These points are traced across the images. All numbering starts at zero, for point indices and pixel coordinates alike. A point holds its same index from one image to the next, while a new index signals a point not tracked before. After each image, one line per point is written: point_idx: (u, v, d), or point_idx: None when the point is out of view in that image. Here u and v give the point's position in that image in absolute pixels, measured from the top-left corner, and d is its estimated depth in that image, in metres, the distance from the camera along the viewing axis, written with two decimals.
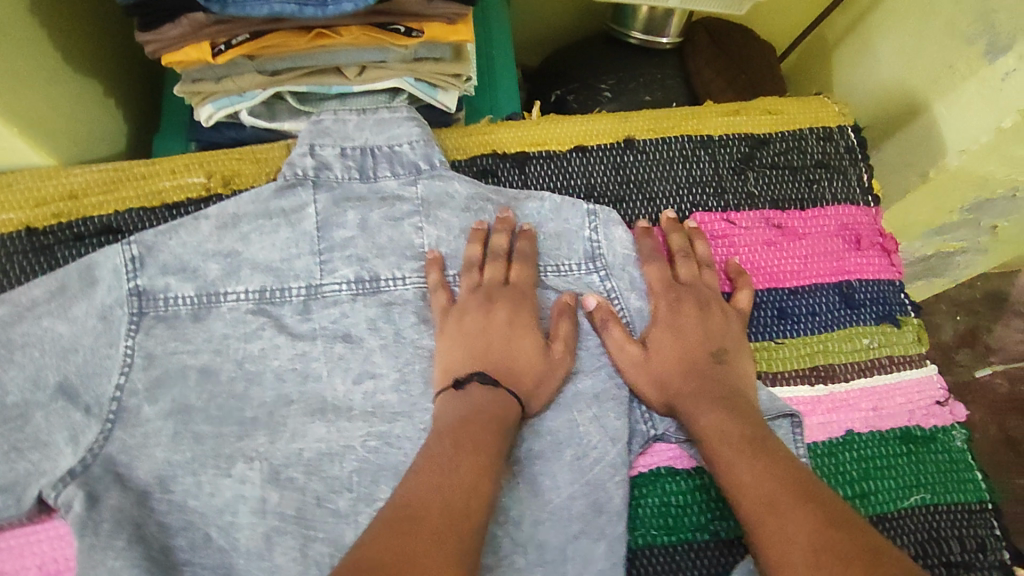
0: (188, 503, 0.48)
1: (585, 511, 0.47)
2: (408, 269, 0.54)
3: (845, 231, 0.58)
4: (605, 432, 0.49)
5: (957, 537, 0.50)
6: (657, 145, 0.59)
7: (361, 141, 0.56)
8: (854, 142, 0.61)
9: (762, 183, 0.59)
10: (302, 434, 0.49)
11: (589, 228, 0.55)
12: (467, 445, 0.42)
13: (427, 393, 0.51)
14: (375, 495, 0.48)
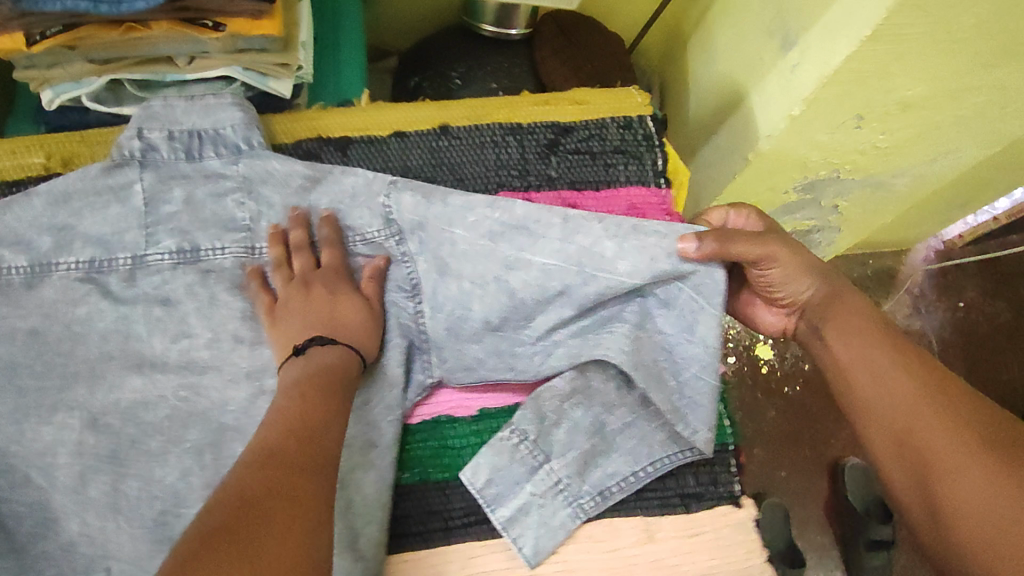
0: (10, 448, 0.52)
1: (358, 446, 0.54)
2: (227, 242, 0.59)
3: (633, 210, 0.65)
4: (386, 379, 0.56)
5: (693, 473, 0.58)
6: (471, 131, 0.65)
7: (189, 125, 0.60)
8: (652, 130, 0.67)
9: (563, 167, 0.65)
10: (118, 386, 0.55)
11: (384, 194, 0.58)
12: (312, 400, 0.46)
13: (236, 350, 0.57)
14: (184, 437, 0.55)
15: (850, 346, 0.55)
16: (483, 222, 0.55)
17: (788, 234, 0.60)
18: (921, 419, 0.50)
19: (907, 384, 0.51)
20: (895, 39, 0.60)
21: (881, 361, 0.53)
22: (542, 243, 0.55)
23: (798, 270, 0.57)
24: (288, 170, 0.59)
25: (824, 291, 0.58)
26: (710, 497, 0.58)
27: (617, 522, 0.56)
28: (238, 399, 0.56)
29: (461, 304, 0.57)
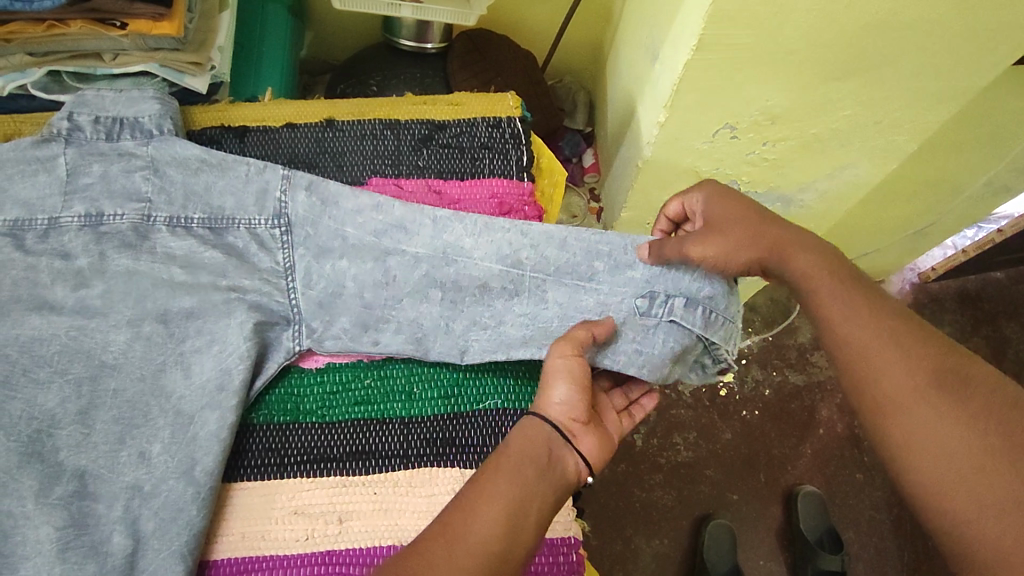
0: None
1: (211, 388, 0.60)
2: (130, 208, 0.67)
3: (493, 199, 0.72)
4: (242, 332, 0.62)
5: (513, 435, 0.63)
6: (353, 125, 0.74)
7: (114, 112, 0.70)
8: (519, 130, 0.75)
9: (433, 158, 0.73)
10: (20, 322, 0.63)
11: (280, 190, 0.68)
12: (530, 464, 0.52)
13: (123, 300, 0.64)
14: (68, 369, 0.61)
15: (819, 293, 0.56)
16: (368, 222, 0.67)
17: (728, 203, 0.63)
18: (888, 366, 0.51)
19: (871, 324, 0.53)
20: (723, 49, 0.69)
21: (857, 305, 0.54)
22: (416, 240, 0.66)
23: (732, 247, 0.60)
24: (185, 154, 0.69)
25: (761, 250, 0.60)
26: None
27: (433, 472, 0.60)
28: (117, 342, 0.63)
29: (335, 280, 0.65)
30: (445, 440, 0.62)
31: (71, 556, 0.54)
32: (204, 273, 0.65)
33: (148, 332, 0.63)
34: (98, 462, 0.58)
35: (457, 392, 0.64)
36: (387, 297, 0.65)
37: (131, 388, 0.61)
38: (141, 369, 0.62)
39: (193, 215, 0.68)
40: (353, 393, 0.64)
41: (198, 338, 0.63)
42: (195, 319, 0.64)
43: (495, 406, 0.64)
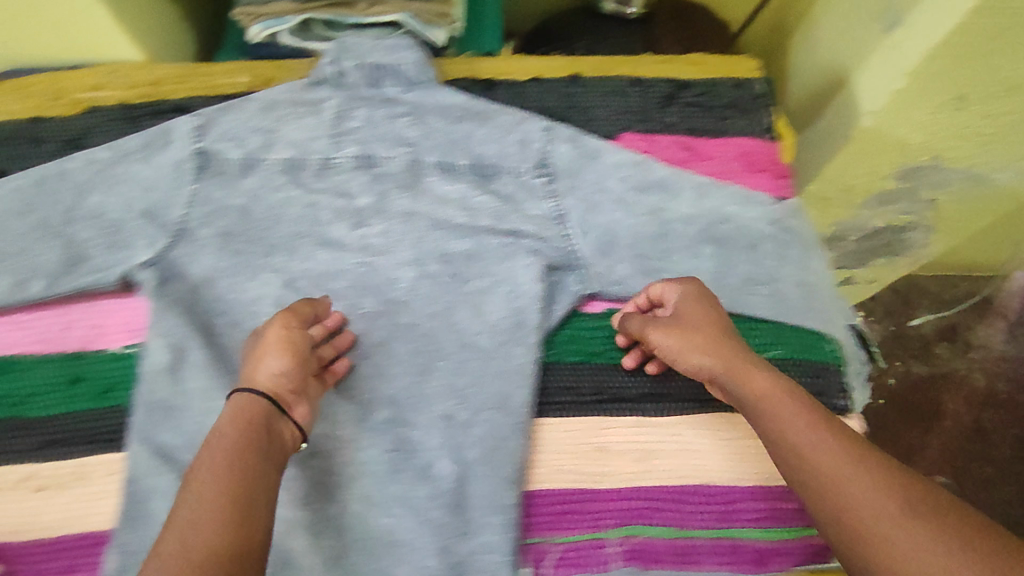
0: (227, 295, 0.65)
1: (509, 326, 0.62)
2: (398, 151, 0.68)
3: (744, 157, 0.71)
4: (533, 277, 0.64)
5: (803, 383, 0.63)
6: (598, 81, 0.74)
7: (371, 58, 0.69)
8: (762, 92, 0.75)
9: (681, 116, 0.73)
10: (311, 257, 0.66)
11: (542, 141, 0.69)
12: (256, 437, 0.48)
13: (402, 240, 0.66)
14: (361, 304, 0.64)
15: (775, 408, 0.49)
16: (630, 178, 0.68)
17: (690, 306, 0.58)
18: (849, 486, 0.44)
19: (830, 448, 0.46)
20: (999, 13, 0.66)
21: (800, 423, 0.48)
22: (678, 201, 0.68)
23: (700, 351, 0.55)
24: (450, 102, 0.70)
25: (719, 360, 0.54)
26: (826, 405, 0.63)
27: (731, 415, 0.61)
28: (404, 279, 0.64)
29: (610, 230, 0.66)
30: None
31: (402, 479, 0.58)
32: (482, 216, 0.66)
33: (434, 270, 0.65)
34: (406, 393, 0.61)
35: (742, 340, 0.64)
36: (661, 249, 0.66)
37: (423, 323, 0.63)
38: (431, 306, 0.64)
39: (459, 160, 0.68)
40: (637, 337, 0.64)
41: (481, 280, 0.64)
42: (476, 261, 0.65)
43: (783, 356, 0.64)
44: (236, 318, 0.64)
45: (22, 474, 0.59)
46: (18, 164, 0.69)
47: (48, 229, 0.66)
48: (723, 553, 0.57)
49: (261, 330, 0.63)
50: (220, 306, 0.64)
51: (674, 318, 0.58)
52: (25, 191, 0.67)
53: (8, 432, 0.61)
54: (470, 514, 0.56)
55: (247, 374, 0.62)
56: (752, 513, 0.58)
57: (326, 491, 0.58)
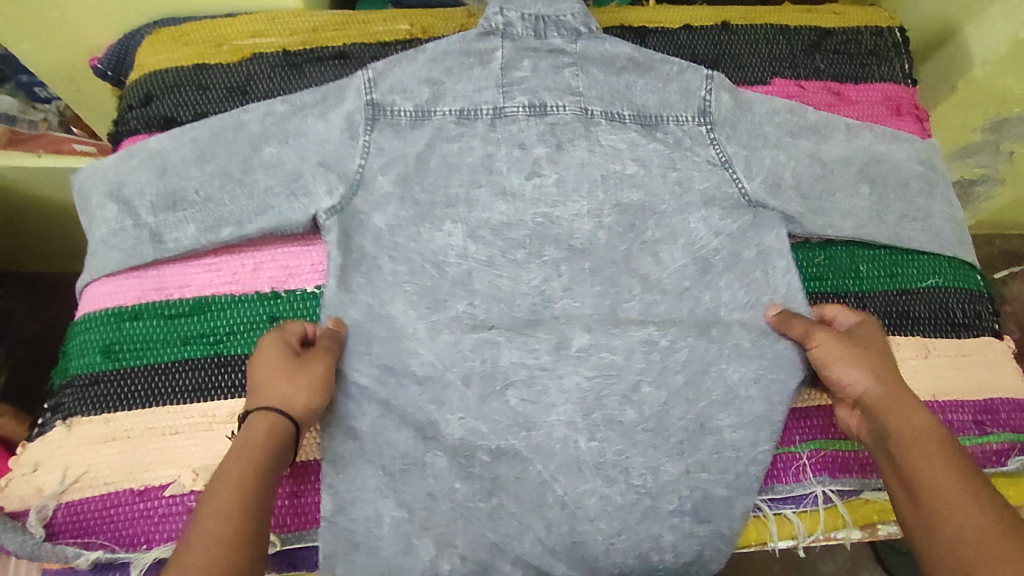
0: (410, 244, 0.68)
1: (691, 271, 0.69)
2: (569, 100, 0.71)
3: (889, 101, 0.76)
4: (710, 228, 0.70)
5: (961, 308, 0.66)
6: (747, 30, 0.78)
7: (535, 10, 0.70)
8: (900, 40, 0.79)
9: (827, 63, 0.77)
10: (490, 207, 0.69)
11: (705, 90, 0.70)
12: (274, 454, 0.52)
13: (577, 188, 0.70)
14: (542, 251, 0.69)
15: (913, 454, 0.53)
16: (788, 123, 0.71)
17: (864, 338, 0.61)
18: (970, 532, 0.48)
19: (955, 496, 0.50)
20: None
21: (927, 451, 0.53)
22: (831, 143, 0.71)
23: (858, 370, 0.59)
24: (616, 52, 0.70)
25: (878, 387, 0.58)
26: (977, 328, 0.65)
27: (896, 338, 0.64)
28: (583, 230, 0.70)
29: (775, 173, 0.70)
30: (899, 315, 0.65)
31: (608, 403, 0.65)
32: (652, 164, 0.71)
33: (611, 221, 0.70)
34: (600, 322, 0.67)
35: (900, 271, 0.67)
36: (822, 189, 0.70)
37: (609, 266, 0.69)
38: (611, 255, 0.69)
39: (624, 111, 0.71)
40: (802, 270, 0.68)
41: (659, 231, 0.70)
42: (650, 212, 0.70)
43: (939, 284, 0.67)
44: (421, 266, 0.67)
45: (237, 407, 0.58)
46: (190, 110, 0.71)
47: (231, 177, 0.66)
48: (869, 466, 0.66)
49: (450, 278, 0.68)
50: (404, 255, 0.67)
51: (853, 338, 0.61)
52: (201, 141, 0.67)
53: (212, 368, 0.59)
54: (672, 433, 0.64)
55: (435, 317, 0.66)
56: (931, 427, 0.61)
57: (530, 419, 0.64)
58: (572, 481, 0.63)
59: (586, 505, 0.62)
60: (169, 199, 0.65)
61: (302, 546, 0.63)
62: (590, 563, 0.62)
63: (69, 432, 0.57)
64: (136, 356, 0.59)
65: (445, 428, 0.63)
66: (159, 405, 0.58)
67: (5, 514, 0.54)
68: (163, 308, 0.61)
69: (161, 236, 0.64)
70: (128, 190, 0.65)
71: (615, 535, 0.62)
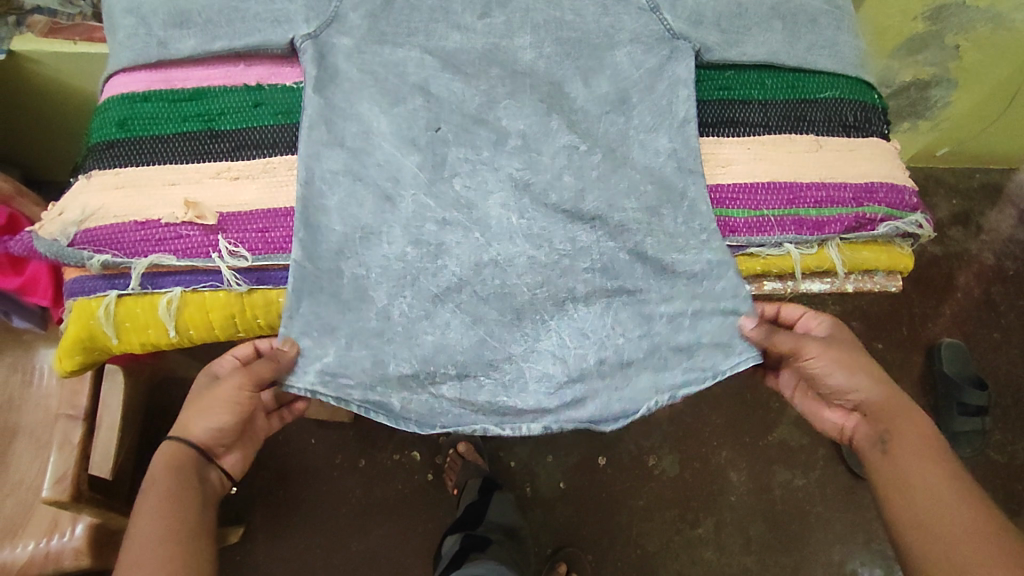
0: (373, 61, 0.73)
1: (616, 99, 0.74)
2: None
3: None
4: (635, 63, 0.74)
5: (853, 114, 0.75)
6: None
7: None
8: None
9: None
10: (445, 36, 0.74)
11: None
12: (183, 473, 0.62)
13: (522, 23, 0.75)
14: (489, 73, 0.73)
15: (906, 456, 0.62)
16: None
17: (854, 351, 0.67)
18: (960, 524, 0.57)
19: (950, 493, 0.58)
20: None
21: (918, 453, 0.61)
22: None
23: (852, 376, 0.65)
24: None
25: (880, 399, 0.65)
26: (865, 130, 0.74)
27: (792, 135, 0.73)
28: (526, 60, 0.74)
29: (697, 11, 0.76)
30: (799, 118, 0.74)
31: (537, 191, 0.71)
32: (590, 7, 0.76)
33: (550, 51, 0.75)
34: (534, 131, 0.72)
35: (801, 84, 0.76)
36: (741, 25, 0.77)
37: (548, 86, 0.74)
38: (549, 80, 0.74)
39: None
40: (717, 81, 0.76)
41: (590, 61, 0.75)
42: (586, 45, 0.75)
43: (836, 96, 0.76)
44: (384, 78, 0.72)
45: (222, 168, 0.69)
46: None
47: (225, 2, 0.73)
48: (790, 224, 0.68)
49: (410, 82, 0.72)
50: (372, 69, 0.72)
51: (844, 350, 0.67)
52: None
53: (207, 139, 0.71)
54: (587, 213, 0.70)
55: (397, 125, 0.71)
56: (814, 199, 0.69)
57: (470, 202, 0.70)
58: (504, 245, 0.69)
59: (515, 262, 0.69)
60: (167, 17, 0.74)
61: (273, 267, 0.66)
62: (517, 309, 0.69)
63: (89, 180, 0.69)
64: (145, 128, 0.72)
65: (400, 203, 0.69)
66: (161, 164, 0.70)
67: (37, 232, 0.67)
68: (168, 94, 0.73)
69: (166, 44, 0.74)
70: (145, 8, 0.74)
71: (539, 288, 0.69)
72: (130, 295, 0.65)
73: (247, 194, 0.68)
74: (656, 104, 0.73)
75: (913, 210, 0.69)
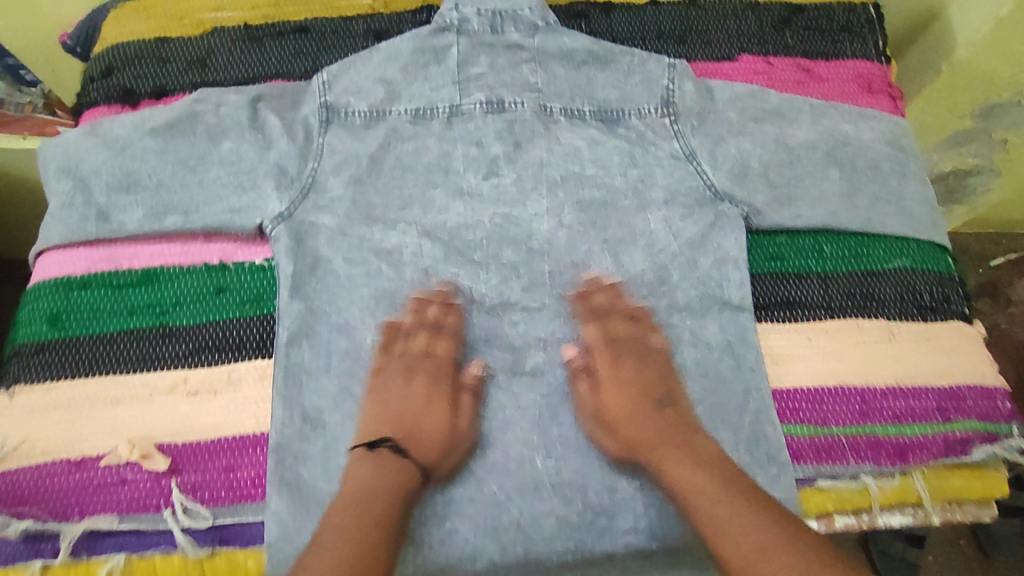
0: (367, 245, 0.63)
1: (653, 279, 0.63)
2: (527, 97, 0.69)
3: (860, 79, 0.73)
4: (669, 231, 0.65)
5: (929, 290, 0.63)
6: (715, 5, 0.76)
7: (492, 5, 0.70)
8: (874, 16, 0.76)
9: (797, 38, 0.75)
10: (446, 208, 0.65)
11: (667, 79, 0.69)
12: (390, 484, 0.53)
13: (536, 185, 0.67)
14: (501, 253, 0.64)
15: (675, 478, 0.53)
16: (750, 107, 0.69)
17: (649, 372, 0.59)
18: (718, 519, 0.49)
19: (726, 504, 0.49)
20: None
21: (687, 468, 0.53)
22: (796, 126, 0.69)
23: (607, 410, 0.58)
24: (574, 45, 0.70)
25: (636, 425, 0.57)
26: (945, 311, 0.63)
27: (860, 321, 0.62)
28: (542, 230, 0.65)
29: (741, 162, 0.66)
30: (867, 297, 0.63)
31: (563, 420, 0.59)
32: (612, 164, 0.67)
33: (571, 220, 0.65)
34: (556, 335, 0.62)
35: (866, 251, 0.65)
36: (790, 176, 0.66)
37: (573, 262, 0.64)
38: (570, 256, 0.64)
39: (583, 108, 0.69)
40: (768, 249, 0.65)
41: (618, 230, 0.65)
42: (612, 209, 0.66)
43: (907, 266, 0.64)
44: (380, 274, 0.62)
45: (177, 378, 0.57)
46: (150, 84, 0.69)
47: (182, 159, 0.64)
48: (864, 449, 0.57)
49: (410, 283, 0.63)
50: (361, 257, 0.62)
51: (604, 383, 0.60)
52: (161, 132, 0.65)
53: (156, 339, 0.59)
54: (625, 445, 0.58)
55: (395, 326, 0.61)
56: (891, 411, 0.58)
57: (487, 437, 0.58)
58: (528, 500, 0.56)
59: (539, 523, 0.56)
60: (116, 182, 0.63)
61: (238, 522, 0.54)
62: None
63: (12, 400, 0.56)
64: (81, 326, 0.59)
65: None
66: (102, 376, 0.57)
67: None
68: (111, 278, 0.61)
69: (109, 214, 0.62)
70: (86, 168, 0.63)
71: (569, 550, 0.56)
72: (58, 562, 0.52)
73: (205, 418, 0.56)
74: (698, 286, 0.63)
75: (1007, 422, 0.58)
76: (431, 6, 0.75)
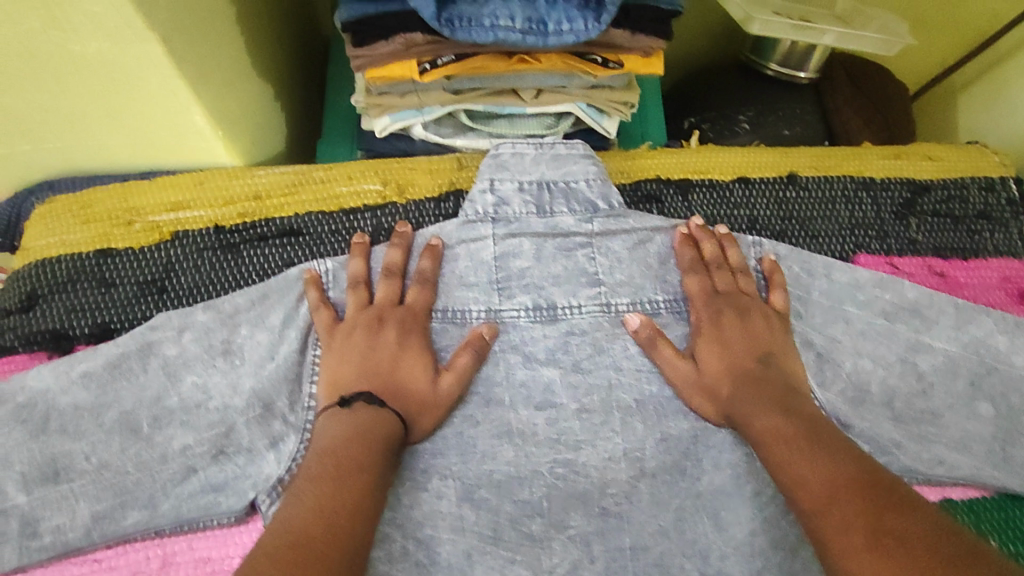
0: (410, 526, 0.50)
1: (766, 547, 0.51)
2: (584, 297, 0.57)
3: (1006, 283, 0.61)
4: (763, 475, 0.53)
5: None
6: (821, 184, 0.62)
7: (537, 175, 0.59)
8: (1014, 195, 0.64)
9: (924, 229, 0.62)
10: (492, 455, 0.53)
11: (755, 260, 0.59)
12: (378, 443, 0.45)
13: (607, 422, 0.54)
14: (566, 522, 0.51)
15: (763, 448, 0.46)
16: (877, 302, 0.57)
17: (754, 330, 0.53)
18: (794, 484, 0.42)
19: (814, 452, 0.42)
20: None
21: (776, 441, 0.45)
22: (935, 328, 0.58)
23: (698, 364, 0.53)
24: (643, 228, 0.59)
25: (726, 388, 0.51)
26: None
27: None
28: (619, 479, 0.53)
29: (859, 384, 0.55)
30: None
31: None
32: None
33: (653, 468, 0.53)
34: None
35: None
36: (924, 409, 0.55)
37: (656, 522, 0.52)
38: (658, 520, 0.52)
39: (657, 296, 0.57)
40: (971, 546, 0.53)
41: (710, 481, 0.53)
42: (694, 472, 0.53)
43: None
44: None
45: None
46: (87, 321, 0.55)
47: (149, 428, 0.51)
48: None
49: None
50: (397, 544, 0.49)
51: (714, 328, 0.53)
52: (95, 376, 0.52)
53: None
54: None
55: None
56: None
57: None
58: None
59: None
60: (50, 468, 0.49)
61: None
62: None
63: None
64: None
65: None
66: None
67: None
68: None
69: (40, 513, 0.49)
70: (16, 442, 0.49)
71: None
72: None
73: None
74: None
75: None
76: (458, 192, 0.61)
